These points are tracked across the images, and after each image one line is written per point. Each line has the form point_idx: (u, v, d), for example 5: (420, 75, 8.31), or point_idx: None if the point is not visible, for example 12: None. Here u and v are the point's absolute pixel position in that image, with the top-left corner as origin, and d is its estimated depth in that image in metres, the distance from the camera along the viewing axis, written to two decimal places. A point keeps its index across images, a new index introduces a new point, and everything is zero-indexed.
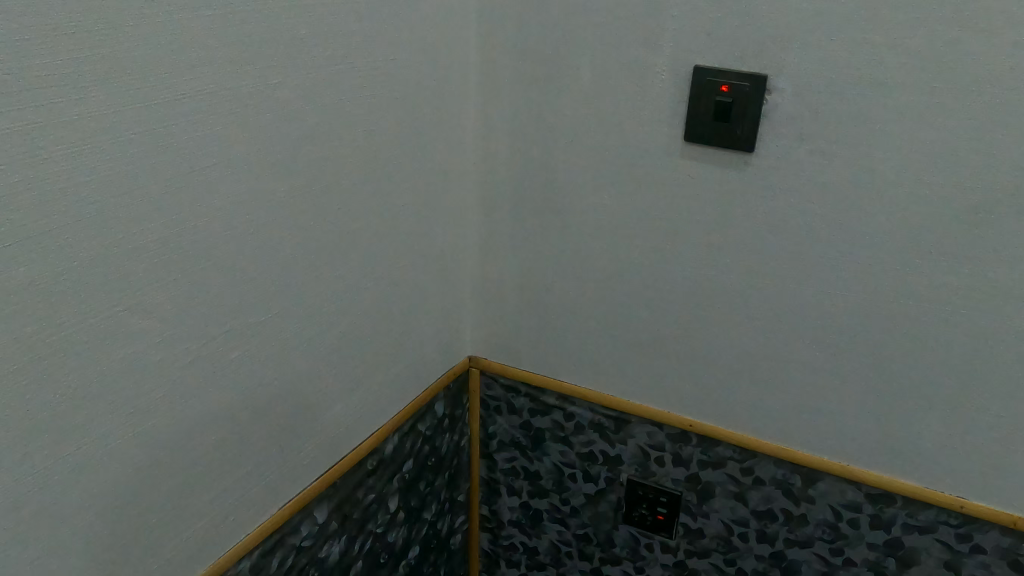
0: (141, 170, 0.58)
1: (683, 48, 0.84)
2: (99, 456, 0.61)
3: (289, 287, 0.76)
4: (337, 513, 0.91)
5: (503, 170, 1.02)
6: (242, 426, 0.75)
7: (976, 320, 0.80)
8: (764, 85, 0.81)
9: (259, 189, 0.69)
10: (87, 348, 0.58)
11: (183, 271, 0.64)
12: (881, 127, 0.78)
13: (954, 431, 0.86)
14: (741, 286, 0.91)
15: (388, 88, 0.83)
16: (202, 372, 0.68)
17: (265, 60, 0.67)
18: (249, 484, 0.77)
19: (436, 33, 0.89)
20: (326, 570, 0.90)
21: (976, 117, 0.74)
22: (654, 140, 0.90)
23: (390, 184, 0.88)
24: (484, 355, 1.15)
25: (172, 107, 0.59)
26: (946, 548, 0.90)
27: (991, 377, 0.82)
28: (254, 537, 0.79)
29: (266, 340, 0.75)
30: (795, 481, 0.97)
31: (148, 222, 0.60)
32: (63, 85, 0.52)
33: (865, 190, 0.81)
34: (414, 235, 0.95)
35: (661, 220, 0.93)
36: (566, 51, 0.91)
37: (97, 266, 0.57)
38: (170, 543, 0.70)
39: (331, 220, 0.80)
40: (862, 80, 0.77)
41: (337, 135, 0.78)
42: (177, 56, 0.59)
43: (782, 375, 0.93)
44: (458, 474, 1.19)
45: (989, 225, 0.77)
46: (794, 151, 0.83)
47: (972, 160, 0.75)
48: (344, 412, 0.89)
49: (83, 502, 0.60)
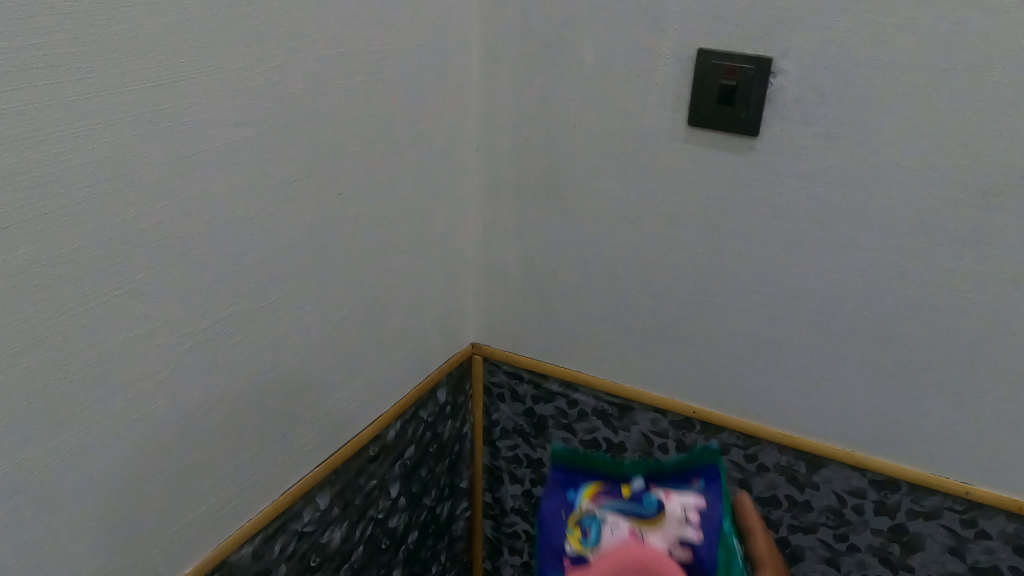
0: (139, 153, 0.57)
1: (688, 31, 0.83)
2: (97, 444, 0.60)
3: (288, 274, 0.75)
4: (339, 500, 0.91)
5: (506, 156, 1.01)
6: (243, 414, 0.74)
7: (986, 303, 0.79)
8: (768, 67, 0.80)
9: (258, 176, 0.69)
10: (85, 334, 0.57)
11: (183, 256, 0.63)
12: (888, 110, 0.76)
13: (960, 417, 0.85)
14: (745, 270, 0.91)
15: (387, 72, 0.82)
16: (201, 359, 0.68)
17: (262, 44, 0.66)
18: (251, 470, 0.77)
19: (436, 16, 0.88)
20: (328, 557, 0.91)
21: (985, 99, 0.72)
22: (658, 125, 0.89)
23: (391, 168, 0.87)
24: (487, 342, 1.15)
25: (171, 89, 0.59)
26: (951, 533, 0.90)
27: (998, 363, 0.81)
28: (257, 523, 0.79)
29: (266, 326, 0.74)
30: (799, 467, 0.97)
31: (147, 206, 0.59)
32: (61, 66, 0.51)
33: (871, 173, 0.79)
34: (415, 221, 0.94)
35: (663, 205, 0.92)
36: (568, 33, 0.90)
37: (97, 250, 0.56)
38: (173, 527, 0.70)
39: (331, 206, 0.79)
40: (870, 62, 0.75)
41: (337, 119, 0.77)
42: (172, 37, 0.58)
43: (785, 360, 0.93)
44: (460, 461, 1.19)
45: (997, 209, 0.75)
46: (800, 135, 0.81)
47: (980, 143, 0.74)
48: (346, 398, 0.89)
49: (85, 487, 0.60)
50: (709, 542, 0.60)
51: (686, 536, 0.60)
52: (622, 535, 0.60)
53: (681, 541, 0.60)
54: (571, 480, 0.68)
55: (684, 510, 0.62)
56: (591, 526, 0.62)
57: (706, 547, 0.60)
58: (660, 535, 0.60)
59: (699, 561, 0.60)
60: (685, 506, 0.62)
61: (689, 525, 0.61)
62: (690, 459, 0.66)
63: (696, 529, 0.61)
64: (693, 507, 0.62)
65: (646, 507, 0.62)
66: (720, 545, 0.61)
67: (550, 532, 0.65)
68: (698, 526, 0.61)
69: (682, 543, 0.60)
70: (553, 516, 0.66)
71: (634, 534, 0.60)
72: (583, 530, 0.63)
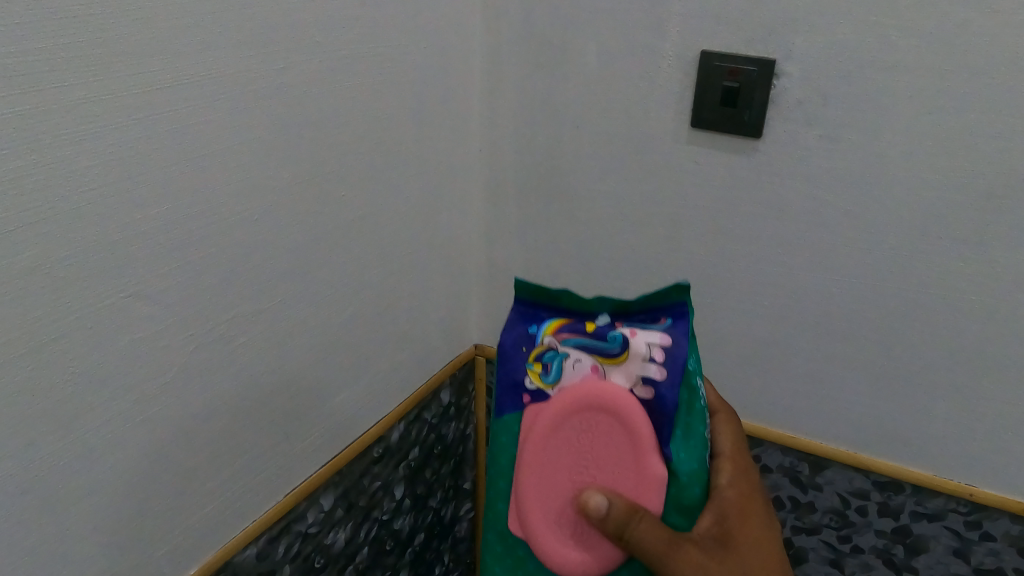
0: (144, 155, 0.58)
1: (691, 33, 0.83)
2: (102, 445, 0.60)
3: (291, 275, 0.76)
4: (343, 501, 0.91)
5: (509, 158, 1.01)
6: (247, 415, 0.75)
7: (989, 305, 0.79)
8: (771, 69, 0.80)
9: (261, 178, 0.69)
10: (90, 336, 0.57)
11: (188, 258, 0.64)
12: (892, 111, 0.76)
13: (963, 419, 0.85)
14: (748, 272, 0.91)
15: (391, 74, 0.83)
16: (205, 361, 0.68)
17: (266, 47, 0.66)
18: (255, 471, 0.78)
19: (439, 19, 0.88)
20: (332, 558, 0.91)
21: (989, 100, 0.72)
22: (660, 127, 0.89)
23: (394, 170, 0.88)
24: (490, 343, 1.15)
25: (176, 92, 0.59)
26: (955, 535, 0.91)
27: (1002, 364, 0.81)
28: (261, 524, 0.80)
29: (270, 328, 0.75)
30: (802, 468, 0.97)
31: (152, 208, 0.59)
32: (66, 69, 0.51)
33: (874, 175, 0.79)
34: (418, 222, 0.95)
35: (666, 207, 0.92)
36: (570, 36, 0.90)
37: (103, 252, 0.57)
38: (177, 528, 0.70)
39: (335, 208, 0.79)
40: (874, 64, 0.75)
41: (340, 121, 0.77)
42: (177, 40, 0.58)
43: (787, 362, 0.93)
44: (463, 462, 1.19)
45: (1001, 210, 0.75)
46: (803, 136, 0.81)
47: (983, 144, 0.74)
48: (349, 399, 0.90)
49: (89, 488, 0.60)
50: (672, 381, 0.56)
51: (648, 374, 0.57)
52: (584, 372, 0.58)
53: (643, 379, 0.57)
54: (534, 312, 0.62)
55: (650, 349, 0.57)
56: (553, 360, 0.59)
57: (668, 385, 0.56)
58: (623, 373, 0.58)
59: (662, 401, 0.56)
60: (651, 343, 0.57)
61: (654, 362, 0.57)
62: (657, 298, 0.60)
63: (660, 368, 0.57)
64: (659, 346, 0.57)
65: (610, 342, 0.58)
66: (685, 384, 0.57)
67: (508, 363, 0.60)
68: (664, 364, 0.57)
69: (645, 381, 0.57)
70: (513, 348, 0.60)
71: (598, 371, 0.58)
72: (543, 364, 0.59)
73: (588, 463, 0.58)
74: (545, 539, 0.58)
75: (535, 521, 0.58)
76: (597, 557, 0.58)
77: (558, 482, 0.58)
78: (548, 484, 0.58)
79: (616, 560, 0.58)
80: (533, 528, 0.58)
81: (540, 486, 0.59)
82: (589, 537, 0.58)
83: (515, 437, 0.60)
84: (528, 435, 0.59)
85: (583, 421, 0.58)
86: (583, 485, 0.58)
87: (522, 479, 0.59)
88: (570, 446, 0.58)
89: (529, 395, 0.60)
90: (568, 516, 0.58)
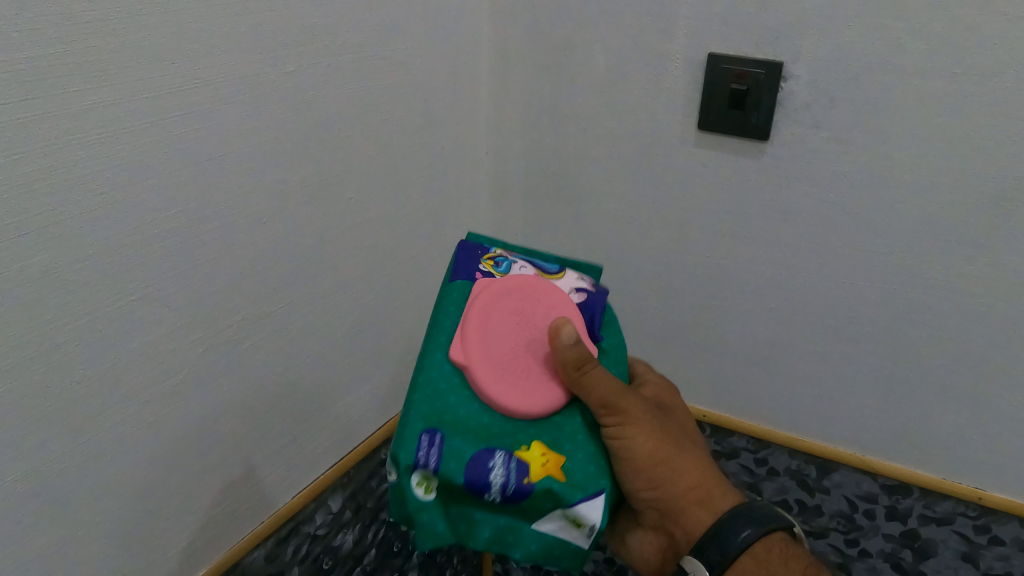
0: (155, 159, 0.58)
1: (698, 35, 0.83)
2: (114, 447, 0.61)
3: (301, 276, 0.76)
4: (352, 503, 0.91)
5: (516, 159, 1.02)
6: (256, 415, 0.75)
7: (997, 308, 0.79)
8: (778, 72, 0.79)
9: (271, 181, 0.69)
10: (102, 339, 0.58)
11: (200, 260, 0.64)
12: (900, 114, 0.76)
13: (971, 422, 0.85)
14: (756, 274, 0.91)
15: (399, 76, 0.83)
16: (214, 363, 0.68)
17: (275, 51, 0.66)
18: (264, 470, 0.78)
19: (445, 21, 0.88)
20: (341, 560, 0.89)
21: (999, 103, 0.71)
22: (667, 129, 0.89)
23: (402, 172, 0.88)
24: None
25: (185, 96, 0.59)
26: (964, 540, 0.89)
27: (1011, 368, 0.80)
28: (269, 526, 0.80)
29: (279, 329, 0.75)
30: (809, 471, 0.97)
31: (162, 211, 0.60)
32: (79, 74, 0.52)
33: (882, 177, 0.79)
34: (427, 223, 0.95)
35: (673, 209, 0.93)
36: (577, 39, 0.90)
37: (114, 255, 0.57)
38: (188, 528, 0.70)
39: (344, 209, 0.80)
40: (882, 66, 0.75)
41: (349, 123, 0.77)
42: (186, 44, 0.58)
43: (794, 363, 0.94)
44: None
45: (1009, 213, 0.75)
46: (811, 139, 0.81)
47: (993, 147, 0.73)
48: (358, 400, 0.90)
49: (101, 489, 0.61)
50: (598, 301, 0.61)
51: (580, 291, 0.61)
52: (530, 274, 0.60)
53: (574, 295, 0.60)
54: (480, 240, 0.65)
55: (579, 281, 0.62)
56: (504, 261, 0.60)
57: (596, 303, 0.60)
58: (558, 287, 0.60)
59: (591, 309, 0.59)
60: (580, 278, 0.62)
61: (583, 286, 0.61)
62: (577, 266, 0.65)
63: (588, 290, 0.61)
64: (588, 280, 0.62)
65: (548, 265, 0.62)
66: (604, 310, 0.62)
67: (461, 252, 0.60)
68: (592, 291, 0.61)
69: (577, 295, 0.60)
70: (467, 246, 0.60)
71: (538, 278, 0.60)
72: (495, 260, 0.60)
73: (530, 327, 0.56)
74: (488, 368, 0.52)
75: (480, 350, 0.53)
76: (534, 401, 0.53)
77: (504, 332, 0.55)
78: (494, 331, 0.54)
79: (552, 407, 0.54)
80: (477, 354, 0.53)
81: (488, 327, 0.54)
82: (529, 379, 0.54)
83: (463, 296, 0.56)
84: (481, 289, 0.56)
85: (530, 296, 0.57)
86: (525, 342, 0.55)
87: (471, 316, 0.54)
88: (515, 309, 0.56)
89: (482, 273, 0.58)
90: (513, 359, 0.54)
